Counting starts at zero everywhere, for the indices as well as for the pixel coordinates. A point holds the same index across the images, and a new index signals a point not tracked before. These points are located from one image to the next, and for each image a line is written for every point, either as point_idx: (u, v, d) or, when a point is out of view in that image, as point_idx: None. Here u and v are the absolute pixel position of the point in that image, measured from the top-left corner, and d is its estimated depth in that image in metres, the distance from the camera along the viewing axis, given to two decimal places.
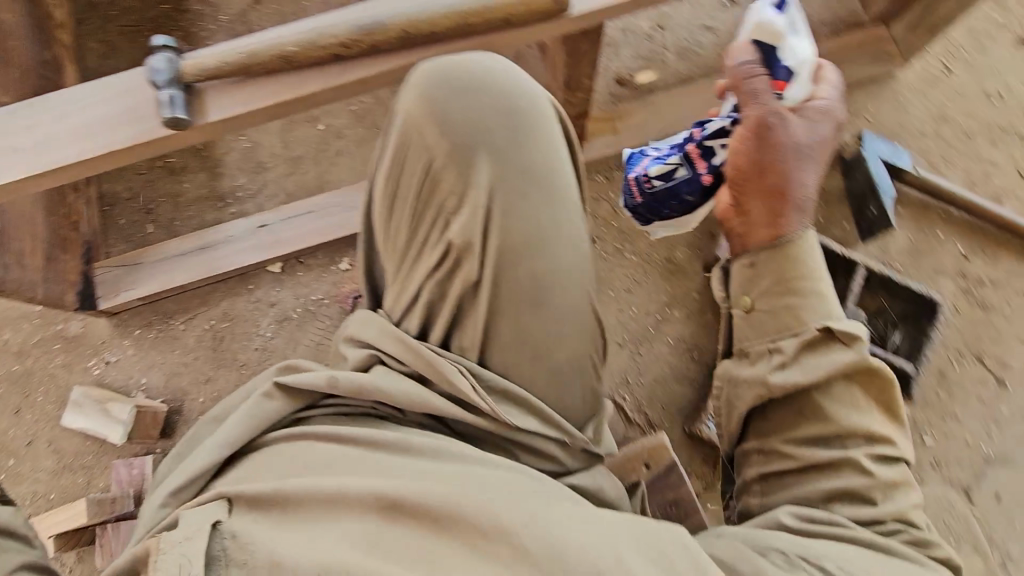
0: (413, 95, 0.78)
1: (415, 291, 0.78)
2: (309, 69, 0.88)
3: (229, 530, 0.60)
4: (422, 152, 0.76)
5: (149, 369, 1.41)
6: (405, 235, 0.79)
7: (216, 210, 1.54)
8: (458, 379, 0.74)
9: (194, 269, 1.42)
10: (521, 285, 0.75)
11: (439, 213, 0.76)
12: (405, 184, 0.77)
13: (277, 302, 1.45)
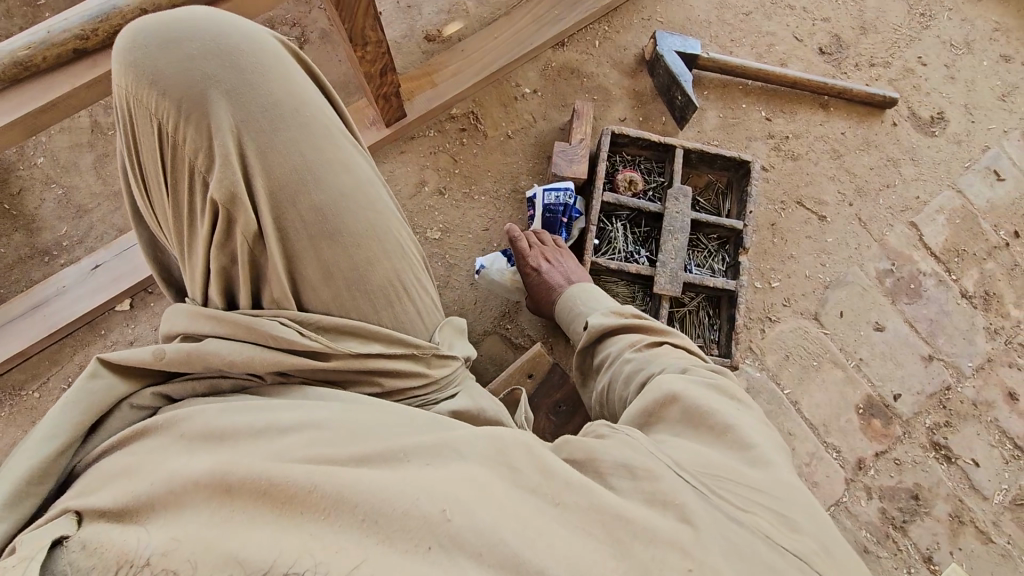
0: (131, 55, 0.66)
1: (205, 271, 0.71)
2: (52, 79, 0.88)
3: (78, 541, 0.48)
4: (146, 116, 0.66)
5: (12, 446, 1.31)
6: (170, 214, 0.70)
7: (43, 265, 1.43)
8: (293, 333, 0.68)
9: (33, 331, 1.32)
10: (319, 222, 0.70)
11: (192, 174, 0.66)
12: (148, 158, 0.68)
13: (136, 339, 1.37)
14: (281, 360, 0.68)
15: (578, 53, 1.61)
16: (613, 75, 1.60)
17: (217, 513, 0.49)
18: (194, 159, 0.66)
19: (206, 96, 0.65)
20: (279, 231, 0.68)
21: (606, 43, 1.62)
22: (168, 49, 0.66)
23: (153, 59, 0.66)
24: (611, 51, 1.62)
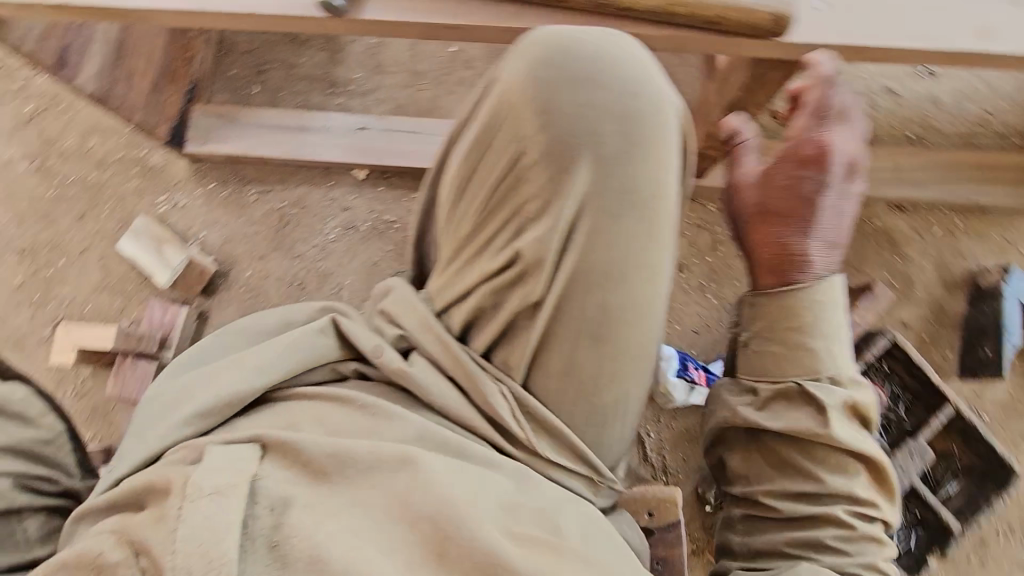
0: (528, 81, 0.66)
1: (464, 291, 0.69)
2: (476, 8, 0.93)
3: (268, 492, 0.53)
4: (503, 118, 0.67)
5: (211, 225, 1.40)
6: (468, 219, 0.70)
7: (322, 95, 1.46)
8: (498, 400, 0.65)
9: (284, 147, 1.39)
10: (594, 316, 0.66)
11: (513, 190, 0.67)
12: (475, 148, 0.69)
13: (349, 209, 1.40)
14: (490, 386, 0.66)
15: (912, 228, 1.37)
16: (930, 274, 1.36)
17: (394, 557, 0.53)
18: (522, 181, 0.67)
19: (569, 157, 0.65)
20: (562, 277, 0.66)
21: (948, 237, 1.37)
22: (557, 70, 0.67)
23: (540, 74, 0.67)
24: (948, 249, 1.37)
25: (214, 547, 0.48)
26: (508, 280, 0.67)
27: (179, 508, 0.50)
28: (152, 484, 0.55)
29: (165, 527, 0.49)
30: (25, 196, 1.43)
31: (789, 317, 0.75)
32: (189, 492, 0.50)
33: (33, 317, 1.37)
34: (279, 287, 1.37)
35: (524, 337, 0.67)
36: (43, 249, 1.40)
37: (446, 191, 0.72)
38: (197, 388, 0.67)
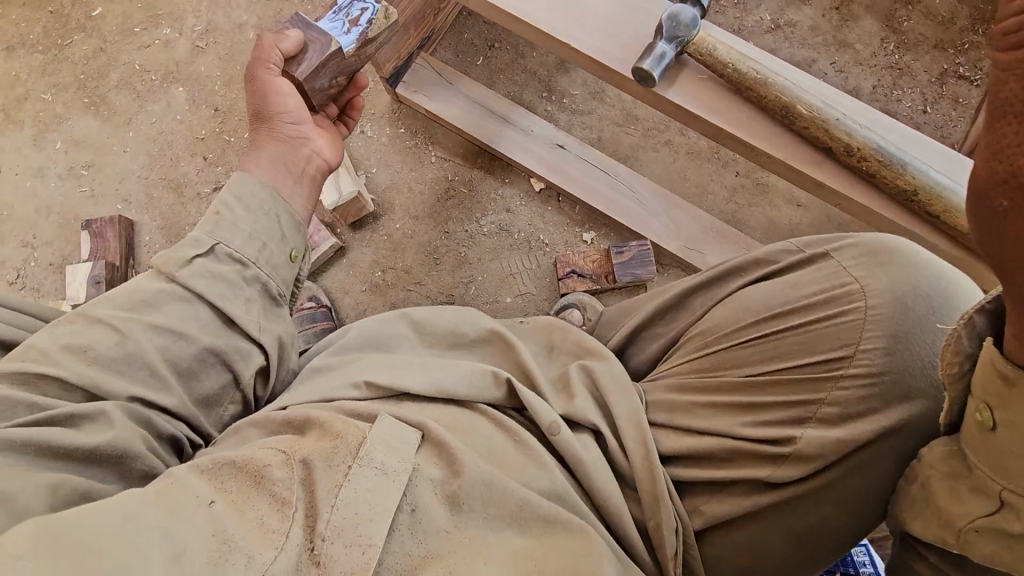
0: (882, 289, 0.71)
1: (702, 428, 0.73)
2: (779, 132, 0.88)
3: (415, 489, 0.61)
4: (797, 293, 0.75)
5: (384, 165, 1.43)
6: (748, 368, 0.73)
7: (535, 96, 1.46)
8: (666, 530, 0.69)
9: (483, 130, 1.39)
10: (808, 518, 0.70)
11: (779, 352, 0.72)
12: (755, 299, 0.77)
13: (511, 212, 1.40)
14: (666, 490, 0.70)
15: None
16: None
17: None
18: (793, 350, 0.72)
19: (889, 381, 0.67)
20: (792, 448, 0.68)
21: None
22: (874, 277, 0.72)
23: (854, 275, 0.73)
24: None
25: (366, 519, 0.56)
26: (731, 421, 0.72)
27: (350, 469, 0.58)
28: (321, 421, 0.65)
29: (333, 478, 0.58)
30: (240, 62, 1.50)
31: None
32: (362, 459, 0.59)
33: (199, 171, 1.44)
34: (417, 252, 1.40)
35: (722, 470, 0.71)
36: (234, 116, 1.47)
37: (723, 320, 0.78)
38: (378, 364, 0.76)
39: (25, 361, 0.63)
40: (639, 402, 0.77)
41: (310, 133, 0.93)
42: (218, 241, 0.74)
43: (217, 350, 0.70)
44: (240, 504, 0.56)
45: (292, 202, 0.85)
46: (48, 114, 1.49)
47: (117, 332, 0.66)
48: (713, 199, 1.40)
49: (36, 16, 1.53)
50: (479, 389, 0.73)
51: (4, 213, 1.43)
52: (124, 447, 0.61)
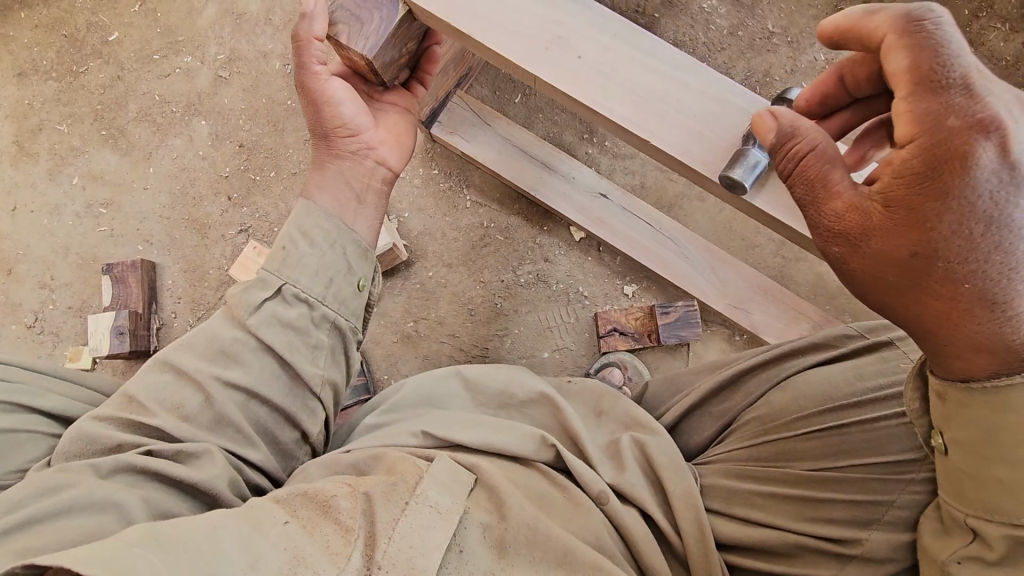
0: None
1: (759, 519, 0.76)
2: None
3: (466, 531, 0.68)
4: (858, 387, 0.78)
5: (417, 210, 1.37)
6: (807, 456, 0.76)
7: (576, 137, 1.39)
8: None
9: (522, 177, 1.32)
10: None
11: (843, 448, 0.75)
12: (816, 388, 0.80)
13: (549, 262, 1.35)
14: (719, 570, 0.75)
15: None
16: None
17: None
18: (859, 448, 0.74)
19: None
20: (860, 549, 0.71)
21: None
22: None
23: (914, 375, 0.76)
24: None
25: (420, 553, 0.61)
26: (793, 515, 0.75)
27: (407, 503, 0.64)
28: (388, 462, 0.73)
29: (391, 511, 0.63)
30: (266, 94, 1.42)
31: (993, 427, 0.54)
32: (419, 497, 0.65)
33: (223, 212, 1.38)
34: (450, 302, 1.35)
35: (780, 563, 0.74)
36: (260, 153, 1.40)
37: (785, 405, 0.81)
38: (435, 418, 0.84)
39: (134, 412, 0.70)
40: (695, 482, 0.80)
41: (372, 140, 0.84)
42: (286, 283, 0.74)
43: (287, 404, 0.74)
44: (309, 525, 0.61)
45: (358, 229, 0.81)
46: (64, 146, 1.42)
47: (206, 396, 0.70)
48: (760, 252, 1.35)
49: (49, 40, 1.45)
50: (530, 451, 0.80)
51: (20, 252, 1.37)
52: (221, 493, 0.67)
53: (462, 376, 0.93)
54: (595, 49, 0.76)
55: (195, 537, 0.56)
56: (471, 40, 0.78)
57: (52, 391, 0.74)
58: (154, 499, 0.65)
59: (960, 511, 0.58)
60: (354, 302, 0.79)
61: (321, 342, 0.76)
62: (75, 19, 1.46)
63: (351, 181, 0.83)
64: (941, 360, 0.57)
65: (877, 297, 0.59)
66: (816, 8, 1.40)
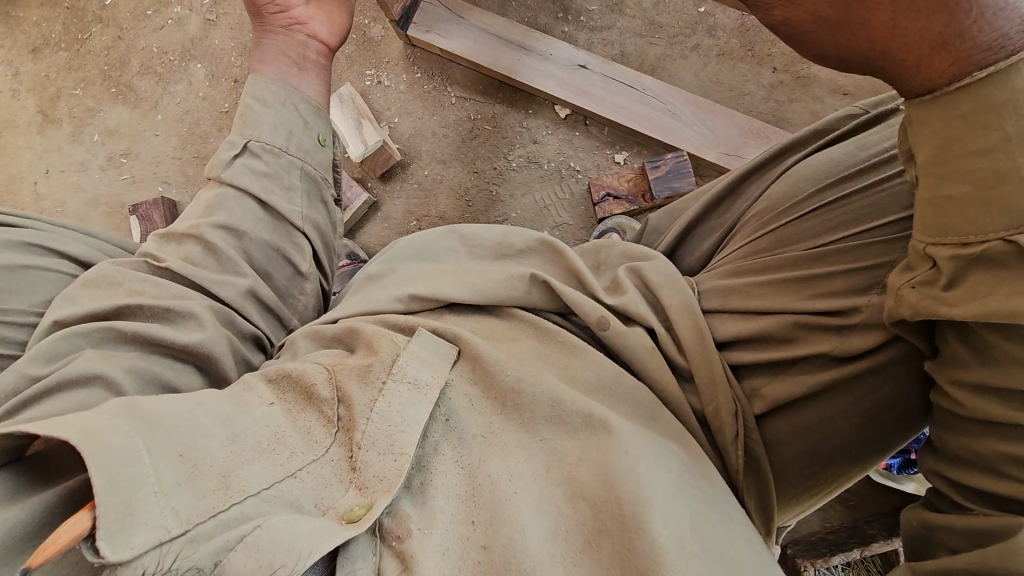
0: None
1: (754, 310, 0.70)
2: None
3: (450, 401, 0.59)
4: (859, 156, 0.70)
5: (406, 114, 1.41)
6: (801, 230, 0.70)
7: (550, 18, 1.39)
8: (723, 412, 0.69)
9: (500, 62, 1.34)
10: (882, 391, 0.63)
11: (843, 219, 0.67)
12: (812, 168, 0.73)
13: (539, 143, 1.37)
14: (724, 375, 0.70)
15: None
16: None
17: (535, 498, 0.53)
18: (859, 214, 0.66)
19: None
20: (858, 318, 0.63)
21: None
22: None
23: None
24: None
25: (399, 430, 0.53)
26: (784, 299, 0.68)
27: (384, 383, 0.56)
28: (368, 338, 0.64)
29: (369, 393, 0.56)
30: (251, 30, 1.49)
31: (971, 129, 0.46)
32: (396, 374, 0.57)
33: None
34: (448, 197, 1.38)
35: (784, 351, 0.68)
36: None
37: (775, 197, 0.75)
38: (428, 276, 0.78)
39: (150, 254, 0.75)
40: (691, 292, 0.75)
41: (303, 14, 0.90)
42: (250, 138, 0.80)
43: (277, 241, 0.79)
44: (295, 410, 0.55)
45: (304, 92, 0.87)
46: (81, 109, 1.53)
47: (206, 244, 0.74)
48: (750, 101, 1.32)
49: (54, 14, 1.56)
50: (522, 291, 0.73)
51: (57, 209, 1.50)
52: (215, 346, 0.68)
53: (460, 233, 0.87)
54: None
55: (174, 409, 0.49)
56: None
57: (77, 240, 0.83)
58: (144, 363, 0.64)
59: (920, 241, 0.50)
60: (326, 155, 0.88)
61: (297, 186, 0.82)
62: None
63: (287, 50, 0.88)
64: (901, 78, 0.49)
65: (825, 44, 0.52)
66: None
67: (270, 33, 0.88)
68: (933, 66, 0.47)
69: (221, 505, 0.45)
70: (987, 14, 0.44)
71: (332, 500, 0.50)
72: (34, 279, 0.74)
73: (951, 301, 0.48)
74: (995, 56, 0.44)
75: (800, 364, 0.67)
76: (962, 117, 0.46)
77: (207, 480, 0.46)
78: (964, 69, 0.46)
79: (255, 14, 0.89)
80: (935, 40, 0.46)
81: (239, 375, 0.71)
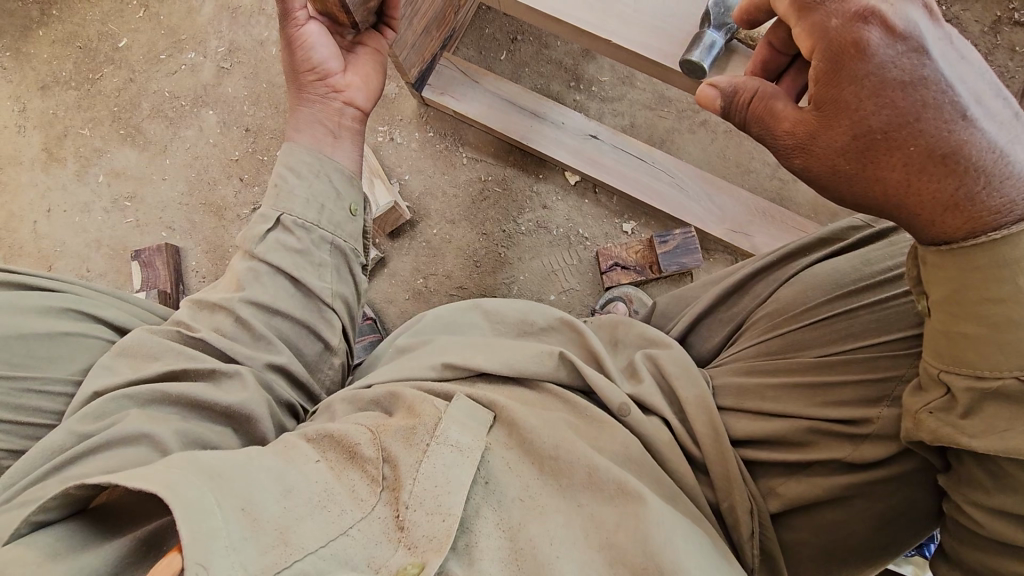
0: None
1: (773, 411, 0.69)
2: None
3: (489, 464, 0.60)
4: (864, 271, 0.73)
5: (416, 172, 1.43)
6: (810, 337, 0.71)
7: (563, 86, 1.42)
8: (738, 509, 0.67)
9: (512, 128, 1.36)
10: (896, 495, 0.65)
11: (847, 331, 0.69)
12: (820, 276, 0.75)
13: (548, 209, 1.39)
14: (740, 471, 0.68)
15: None
16: None
17: (581, 565, 0.54)
18: (868, 327, 0.68)
19: None
20: (871, 428, 0.64)
21: None
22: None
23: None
24: None
25: (445, 492, 0.54)
26: (797, 404, 0.68)
27: (429, 445, 0.57)
28: (409, 401, 0.65)
29: (414, 452, 0.57)
30: (266, 80, 1.51)
31: (983, 279, 0.49)
32: (440, 438, 0.58)
33: (237, 193, 1.47)
34: (456, 256, 1.39)
35: (800, 453, 0.67)
36: (267, 135, 1.48)
37: (783, 300, 0.77)
38: (450, 349, 0.77)
39: (182, 326, 0.74)
40: (707, 387, 0.74)
41: (341, 81, 0.89)
42: (283, 213, 0.79)
43: (307, 319, 0.78)
44: (335, 468, 0.57)
45: (338, 160, 0.87)
46: (88, 149, 1.52)
47: (239, 318, 0.73)
48: (756, 177, 1.37)
49: (65, 53, 1.56)
50: (547, 368, 0.73)
51: (57, 250, 1.48)
52: (254, 408, 0.68)
53: (483, 308, 0.88)
54: None
55: (229, 465, 0.52)
56: None
57: (112, 303, 0.83)
58: (187, 424, 0.65)
59: (933, 368, 0.52)
60: (359, 225, 0.87)
61: (326, 263, 0.80)
62: (87, 30, 1.56)
63: (323, 118, 0.88)
64: (916, 231, 0.53)
65: (845, 196, 0.58)
66: None
67: (306, 99, 0.88)
68: (944, 222, 0.50)
69: (282, 561, 0.47)
70: (991, 182, 0.49)
71: (383, 558, 0.51)
72: (74, 348, 0.75)
73: (973, 434, 0.50)
74: (1000, 221, 0.48)
75: (817, 465, 0.66)
76: (977, 267, 0.49)
77: (266, 536, 0.48)
78: (976, 228, 0.49)
79: (294, 79, 0.88)
80: (949, 199, 0.50)
81: (276, 437, 0.70)
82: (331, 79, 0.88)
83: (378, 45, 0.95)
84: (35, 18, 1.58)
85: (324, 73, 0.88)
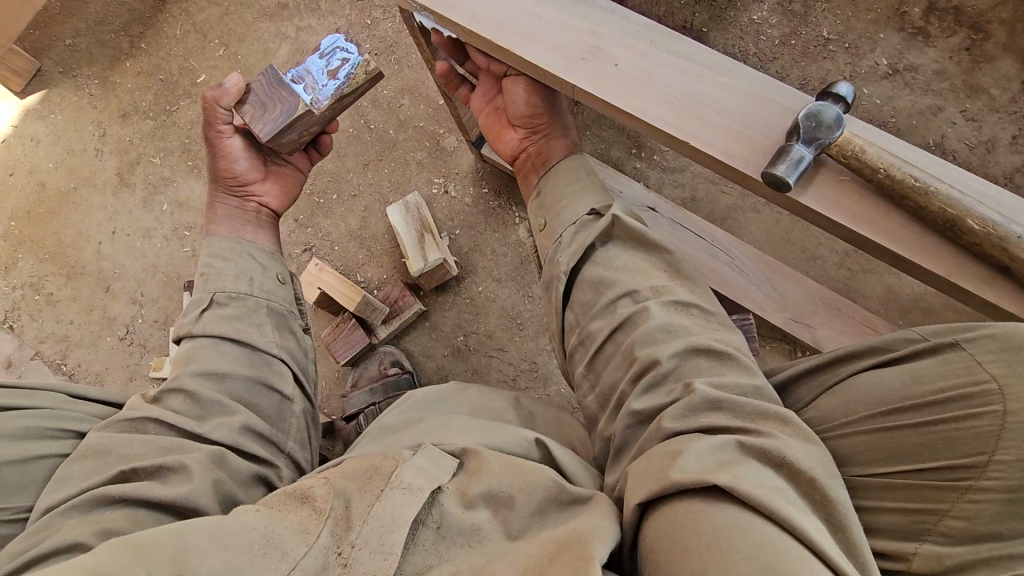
0: (1002, 363, 0.54)
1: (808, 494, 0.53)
2: (933, 245, 0.66)
3: (442, 506, 0.52)
4: (916, 389, 0.58)
5: (467, 228, 1.42)
6: (853, 455, 0.59)
7: (623, 152, 1.39)
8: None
9: None
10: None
11: (891, 452, 0.57)
12: (863, 391, 0.62)
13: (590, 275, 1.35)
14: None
15: None
16: None
17: None
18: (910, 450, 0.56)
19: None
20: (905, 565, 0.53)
21: None
22: (1013, 373, 0.53)
23: (988, 371, 0.55)
24: None
25: (392, 531, 0.47)
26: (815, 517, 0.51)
27: (383, 488, 0.50)
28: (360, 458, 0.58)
29: (366, 498, 0.49)
30: None
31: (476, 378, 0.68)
32: (393, 480, 0.50)
33: (290, 232, 1.48)
34: (500, 316, 1.37)
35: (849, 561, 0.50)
36: (323, 177, 1.49)
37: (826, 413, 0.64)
38: (426, 431, 0.70)
39: (137, 411, 0.73)
40: (744, 457, 0.55)
41: (259, 187, 0.98)
42: (215, 291, 0.84)
43: (257, 373, 0.79)
44: (278, 512, 0.50)
45: (260, 243, 0.94)
46: (157, 177, 1.58)
47: (187, 392, 0.74)
48: (820, 264, 1.30)
49: (147, 84, 1.63)
50: (525, 449, 0.65)
51: (116, 271, 1.53)
52: (201, 498, 0.63)
53: (470, 399, 0.81)
54: (631, 56, 0.77)
55: (165, 535, 0.45)
56: (511, 55, 0.80)
57: (83, 412, 0.78)
58: (115, 521, 0.60)
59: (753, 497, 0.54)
60: (292, 292, 0.92)
61: (264, 323, 0.84)
62: (171, 65, 1.63)
63: (243, 216, 0.96)
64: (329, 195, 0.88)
65: None
66: (875, 11, 1.35)
67: (222, 197, 0.96)
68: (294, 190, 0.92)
69: None
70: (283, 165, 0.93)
71: None
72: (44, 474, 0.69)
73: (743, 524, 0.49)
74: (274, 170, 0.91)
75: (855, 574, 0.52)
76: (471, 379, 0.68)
77: None
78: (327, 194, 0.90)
79: (217, 182, 0.96)
80: None
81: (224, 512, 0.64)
82: (252, 180, 0.97)
83: (301, 164, 1.05)
84: (125, 49, 1.65)
85: (247, 171, 0.96)
